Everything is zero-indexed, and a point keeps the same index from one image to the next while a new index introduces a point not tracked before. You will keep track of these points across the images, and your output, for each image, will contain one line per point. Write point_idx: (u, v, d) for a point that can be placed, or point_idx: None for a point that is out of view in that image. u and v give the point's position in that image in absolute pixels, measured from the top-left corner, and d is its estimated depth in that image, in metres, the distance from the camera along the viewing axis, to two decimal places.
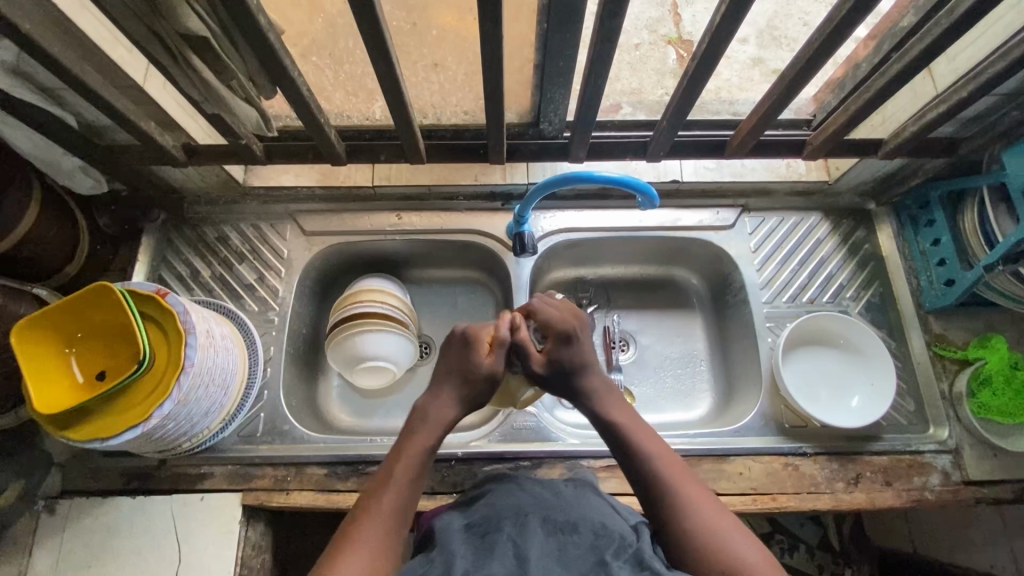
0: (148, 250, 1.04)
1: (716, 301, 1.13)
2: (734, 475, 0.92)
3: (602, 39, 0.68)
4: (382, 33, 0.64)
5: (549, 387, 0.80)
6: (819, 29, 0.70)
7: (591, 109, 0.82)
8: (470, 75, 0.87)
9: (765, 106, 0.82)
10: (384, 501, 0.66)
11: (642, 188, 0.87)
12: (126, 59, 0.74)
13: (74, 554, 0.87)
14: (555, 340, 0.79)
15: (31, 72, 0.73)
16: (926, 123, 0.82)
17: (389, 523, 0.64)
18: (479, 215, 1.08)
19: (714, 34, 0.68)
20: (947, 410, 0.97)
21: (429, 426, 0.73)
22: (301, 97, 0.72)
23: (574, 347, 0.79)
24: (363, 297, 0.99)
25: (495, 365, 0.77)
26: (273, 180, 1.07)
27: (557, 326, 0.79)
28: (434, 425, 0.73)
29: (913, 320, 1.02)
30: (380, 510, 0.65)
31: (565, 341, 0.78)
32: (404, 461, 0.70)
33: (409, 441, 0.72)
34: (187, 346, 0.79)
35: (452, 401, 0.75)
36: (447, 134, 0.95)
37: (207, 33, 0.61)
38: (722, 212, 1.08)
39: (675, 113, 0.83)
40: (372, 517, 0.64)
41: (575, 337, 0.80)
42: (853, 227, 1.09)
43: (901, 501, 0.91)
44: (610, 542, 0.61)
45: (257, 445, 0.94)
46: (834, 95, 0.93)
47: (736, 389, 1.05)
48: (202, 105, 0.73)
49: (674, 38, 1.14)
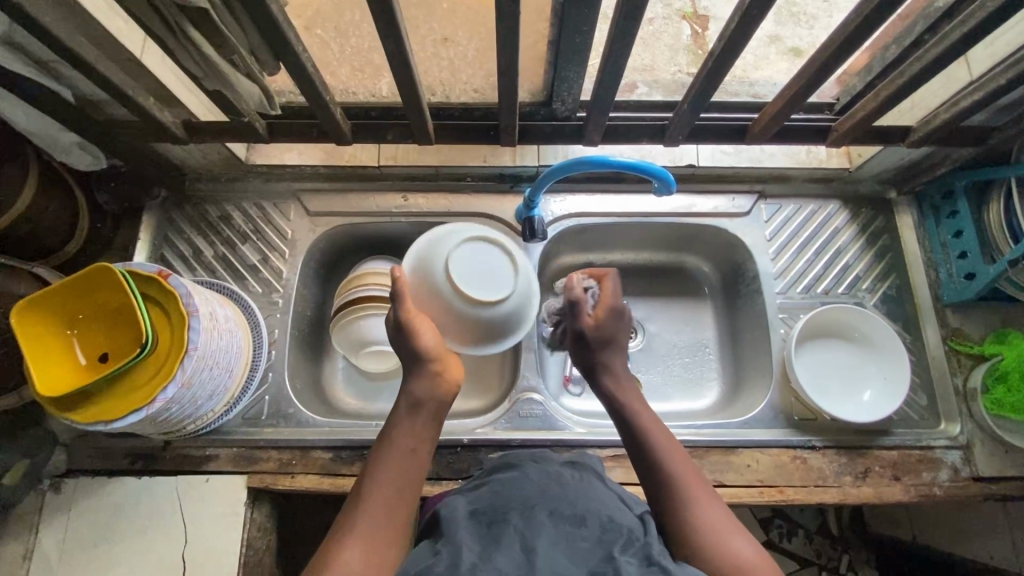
0: (150, 230, 1.02)
1: (729, 290, 1.10)
2: (741, 466, 0.92)
3: (625, 17, 0.64)
4: (392, 6, 0.60)
5: (579, 354, 0.81)
6: (857, 10, 0.66)
7: (608, 90, 0.78)
8: (482, 51, 0.83)
9: (791, 91, 0.78)
10: (375, 483, 0.65)
11: (658, 173, 0.84)
12: (124, 30, 0.70)
13: (80, 534, 0.88)
14: (606, 310, 0.80)
15: (24, 42, 0.70)
16: (959, 110, 0.79)
17: (388, 503, 0.63)
18: (488, 198, 1.05)
19: (745, 14, 0.65)
20: (960, 406, 0.96)
21: (414, 408, 0.71)
22: (306, 74, 0.69)
23: (620, 322, 0.81)
24: (370, 280, 0.97)
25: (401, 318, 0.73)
26: (277, 158, 1.03)
27: (608, 300, 0.81)
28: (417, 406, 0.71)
29: (929, 314, 1.00)
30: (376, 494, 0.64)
31: (609, 311, 0.80)
32: (393, 443, 0.68)
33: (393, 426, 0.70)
34: (191, 328, 0.78)
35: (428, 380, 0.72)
36: (456, 113, 0.91)
37: (205, 4, 0.57)
38: (738, 198, 1.05)
39: (697, 96, 0.80)
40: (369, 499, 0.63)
41: (625, 315, 0.81)
42: (873, 216, 1.05)
43: (909, 496, 0.91)
44: (617, 536, 0.60)
45: (261, 428, 0.94)
46: (861, 78, 0.89)
47: (745, 380, 1.04)
48: (202, 81, 0.70)
49: (689, 12, 1.09)
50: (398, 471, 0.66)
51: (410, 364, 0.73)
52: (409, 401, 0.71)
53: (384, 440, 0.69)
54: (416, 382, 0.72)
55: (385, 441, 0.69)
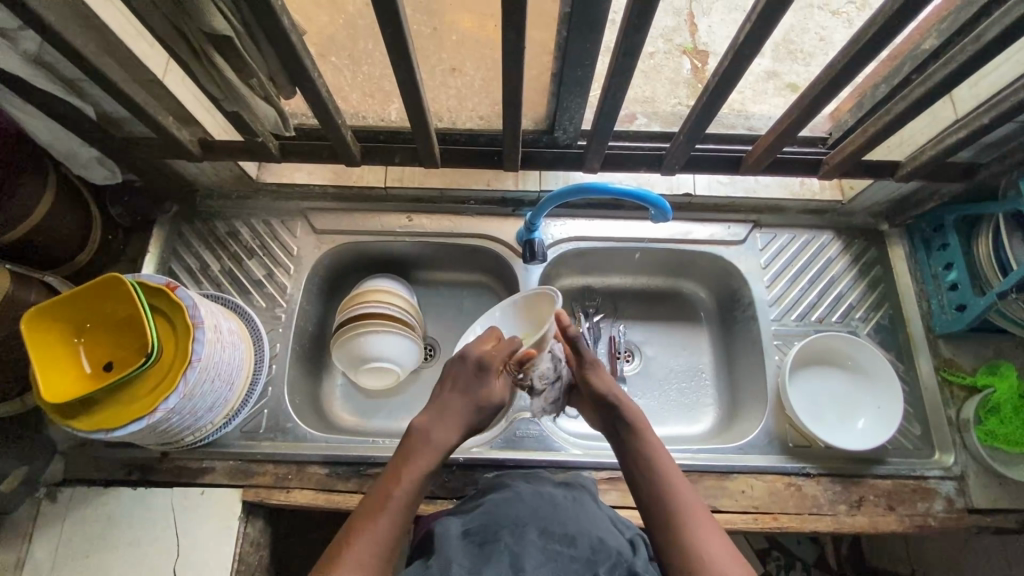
0: (159, 243, 1.04)
1: (724, 316, 1.12)
2: (736, 492, 0.92)
3: (624, 53, 0.67)
4: (404, 39, 0.64)
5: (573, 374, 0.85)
6: (845, 51, 0.69)
7: (607, 122, 0.82)
8: (488, 80, 0.88)
9: (782, 126, 0.82)
10: (382, 514, 0.67)
11: (655, 202, 0.87)
12: (148, 53, 0.74)
13: (73, 543, 0.88)
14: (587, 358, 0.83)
15: (52, 62, 0.73)
16: (946, 147, 0.82)
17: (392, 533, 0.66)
18: (490, 220, 1.08)
19: (738, 53, 0.68)
20: (953, 436, 0.96)
21: (433, 455, 0.74)
22: (321, 99, 0.72)
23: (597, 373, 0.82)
24: (370, 297, 1.00)
25: (486, 363, 0.82)
26: (286, 177, 1.06)
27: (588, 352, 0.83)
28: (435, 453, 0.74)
29: (922, 345, 1.02)
30: (385, 531, 0.65)
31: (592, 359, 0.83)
32: (408, 482, 0.70)
33: (408, 467, 0.72)
34: (195, 340, 0.79)
35: (456, 428, 0.77)
36: (462, 138, 0.94)
37: (230, 32, 0.61)
38: (733, 226, 1.08)
39: (693, 128, 0.83)
40: (374, 532, 0.65)
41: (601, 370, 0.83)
42: (865, 247, 1.08)
43: (904, 527, 0.91)
44: (607, 558, 0.62)
45: (259, 441, 0.94)
46: (852, 114, 0.93)
47: (741, 405, 1.05)
48: (222, 103, 0.73)
49: (689, 48, 1.14)
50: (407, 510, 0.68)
51: (461, 413, 0.78)
52: (427, 449, 0.74)
53: (397, 477, 0.70)
54: (448, 426, 0.77)
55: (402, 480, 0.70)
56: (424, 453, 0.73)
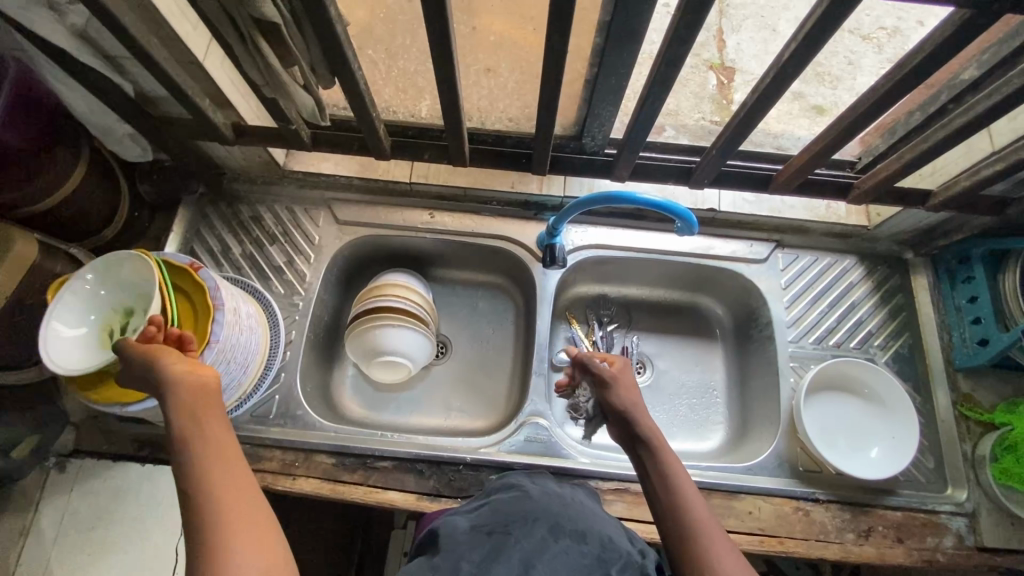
0: (183, 223, 1.05)
1: (740, 334, 1.11)
2: (743, 513, 0.91)
3: (665, 65, 0.67)
4: (448, 39, 0.64)
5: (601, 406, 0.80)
6: (888, 76, 0.68)
7: (639, 132, 0.81)
8: (522, 83, 0.89)
9: (817, 148, 0.81)
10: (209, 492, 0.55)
11: (682, 214, 0.86)
12: (191, 35, 0.75)
13: (80, 515, 0.89)
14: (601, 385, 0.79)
15: (97, 37, 0.74)
16: (981, 179, 0.81)
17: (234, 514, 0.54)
18: (512, 222, 1.08)
19: (780, 71, 0.67)
20: (968, 472, 0.95)
21: (190, 412, 0.60)
22: (358, 91, 0.72)
23: (614, 393, 0.77)
24: (389, 291, 1.00)
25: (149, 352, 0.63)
26: (313, 166, 1.07)
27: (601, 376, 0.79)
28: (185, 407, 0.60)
29: (940, 377, 1.00)
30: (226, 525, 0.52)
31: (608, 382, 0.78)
32: (207, 452, 0.57)
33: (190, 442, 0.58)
34: (215, 321, 0.80)
35: (167, 385, 0.61)
36: (489, 139, 0.91)
37: (278, 19, 0.61)
38: (755, 245, 1.07)
39: (726, 143, 0.82)
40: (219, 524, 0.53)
41: (613, 389, 0.77)
42: (887, 274, 1.07)
43: (911, 560, 0.90)
44: (617, 555, 0.61)
45: (268, 427, 0.94)
46: (883, 139, 0.92)
47: (752, 425, 1.04)
48: (262, 89, 0.74)
49: (716, 63, 1.14)
50: (237, 493, 0.56)
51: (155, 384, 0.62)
52: (186, 420, 0.59)
53: (187, 465, 0.56)
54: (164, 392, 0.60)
55: (195, 462, 0.56)
56: (193, 428, 0.59)
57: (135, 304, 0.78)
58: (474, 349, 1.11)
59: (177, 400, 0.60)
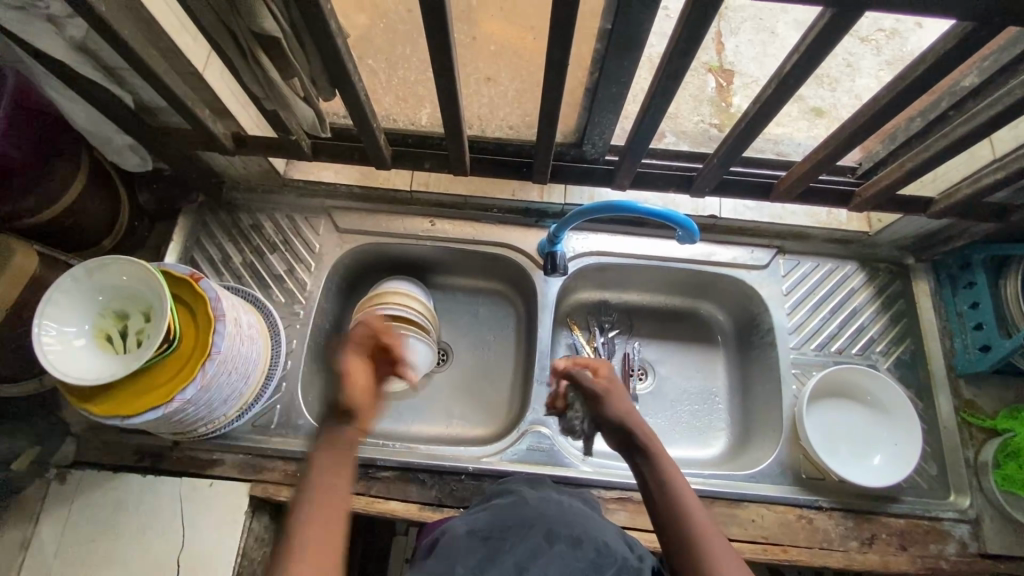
0: (183, 232, 1.05)
1: (741, 340, 1.11)
2: (746, 521, 0.91)
3: (666, 76, 0.67)
4: (449, 51, 0.65)
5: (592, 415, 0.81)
6: (888, 87, 0.68)
7: (640, 140, 0.81)
8: (522, 92, 0.88)
9: (818, 156, 0.81)
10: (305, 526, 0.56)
11: (683, 223, 0.86)
12: (191, 46, 0.74)
13: (81, 527, 0.88)
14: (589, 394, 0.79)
15: (96, 49, 0.74)
16: (982, 187, 0.81)
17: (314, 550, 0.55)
18: (512, 229, 1.08)
19: (781, 83, 0.67)
20: (970, 479, 0.95)
21: (331, 466, 0.61)
22: (358, 102, 0.72)
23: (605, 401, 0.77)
24: (390, 299, 1.00)
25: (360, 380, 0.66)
26: (313, 174, 1.08)
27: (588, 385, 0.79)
28: (342, 447, 0.63)
29: (942, 383, 1.00)
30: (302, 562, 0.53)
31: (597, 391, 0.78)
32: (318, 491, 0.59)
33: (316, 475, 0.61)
34: (216, 332, 0.80)
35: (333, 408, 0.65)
36: (490, 147, 0.93)
37: (279, 34, 0.61)
38: (756, 251, 1.07)
39: (728, 152, 0.82)
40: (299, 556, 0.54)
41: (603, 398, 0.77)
42: (888, 280, 1.07)
43: (915, 568, 0.89)
44: (612, 561, 0.61)
45: (270, 437, 0.94)
46: (884, 145, 0.92)
47: (754, 431, 1.03)
48: (262, 101, 0.74)
49: (715, 66, 1.14)
50: (325, 543, 0.56)
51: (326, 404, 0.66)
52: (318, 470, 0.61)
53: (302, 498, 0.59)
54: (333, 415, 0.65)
55: (304, 502, 0.58)
56: (327, 477, 0.60)
57: (135, 309, 0.80)
58: (475, 356, 1.11)
59: (324, 460, 0.61)
